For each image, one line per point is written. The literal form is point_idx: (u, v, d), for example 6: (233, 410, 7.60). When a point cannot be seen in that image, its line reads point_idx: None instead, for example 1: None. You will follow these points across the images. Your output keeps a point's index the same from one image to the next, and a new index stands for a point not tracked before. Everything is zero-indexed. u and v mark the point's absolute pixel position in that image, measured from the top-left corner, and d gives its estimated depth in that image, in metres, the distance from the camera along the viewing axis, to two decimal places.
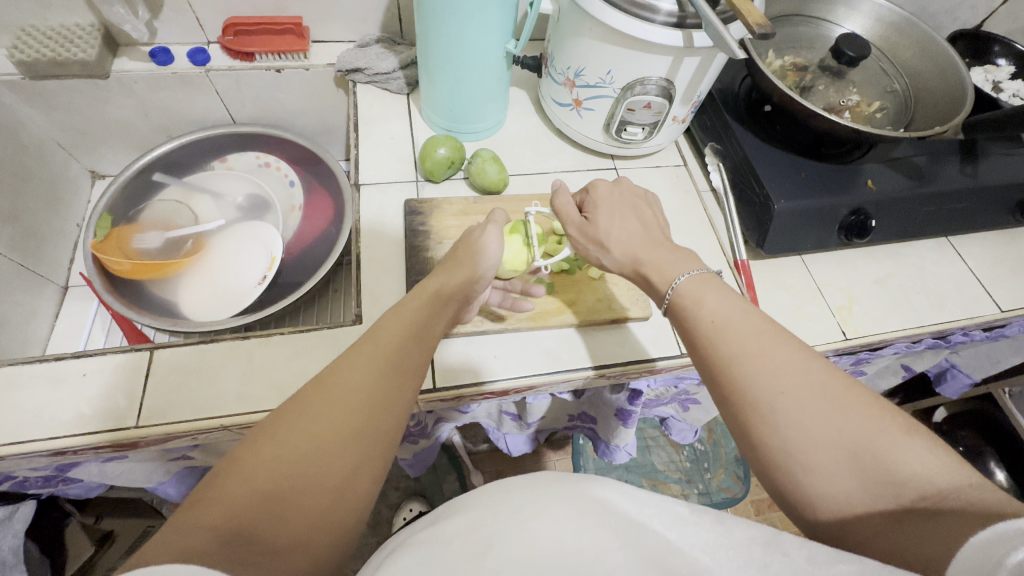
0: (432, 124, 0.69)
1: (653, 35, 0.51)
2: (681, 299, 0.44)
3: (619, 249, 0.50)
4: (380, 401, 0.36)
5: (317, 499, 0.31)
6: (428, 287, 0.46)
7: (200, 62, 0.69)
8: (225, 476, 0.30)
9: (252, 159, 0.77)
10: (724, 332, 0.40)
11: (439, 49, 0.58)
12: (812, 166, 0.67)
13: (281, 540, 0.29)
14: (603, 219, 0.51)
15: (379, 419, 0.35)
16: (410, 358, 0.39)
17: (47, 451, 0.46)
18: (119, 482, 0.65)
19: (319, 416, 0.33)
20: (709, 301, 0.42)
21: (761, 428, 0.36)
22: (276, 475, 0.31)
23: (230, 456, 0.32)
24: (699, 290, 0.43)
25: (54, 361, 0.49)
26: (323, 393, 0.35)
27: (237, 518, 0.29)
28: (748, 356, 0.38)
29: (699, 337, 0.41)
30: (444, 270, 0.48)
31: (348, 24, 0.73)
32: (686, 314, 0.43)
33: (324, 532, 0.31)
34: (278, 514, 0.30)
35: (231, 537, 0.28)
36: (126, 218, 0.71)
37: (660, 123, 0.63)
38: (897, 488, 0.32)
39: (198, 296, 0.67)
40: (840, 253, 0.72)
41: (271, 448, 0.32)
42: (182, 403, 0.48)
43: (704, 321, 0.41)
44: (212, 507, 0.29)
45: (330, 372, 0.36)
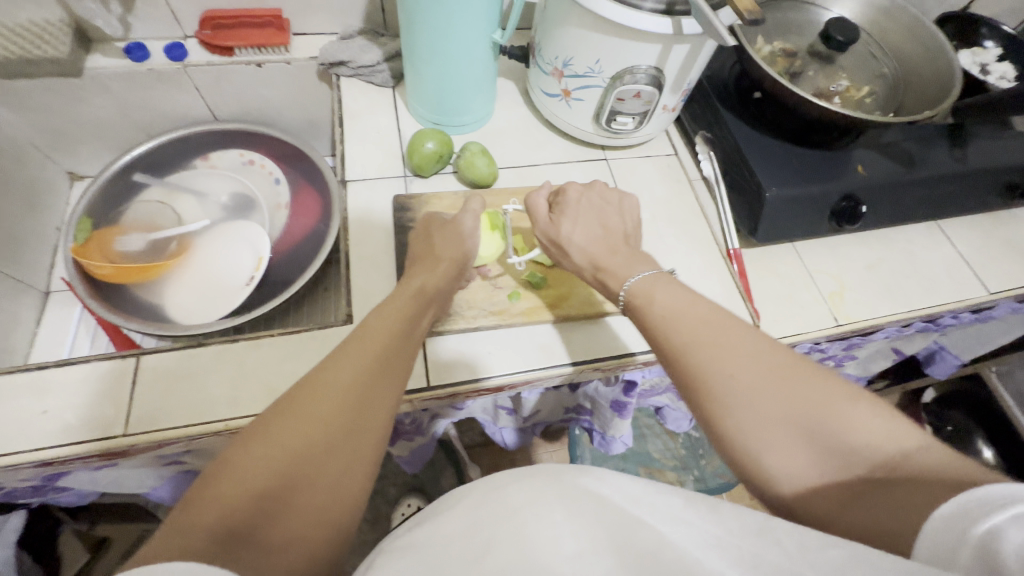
0: (420, 117, 0.67)
1: (641, 23, 0.50)
2: (636, 294, 0.45)
3: (580, 254, 0.51)
4: (368, 394, 0.35)
5: (314, 497, 0.31)
6: (415, 283, 0.47)
7: (177, 58, 0.67)
8: (215, 476, 0.30)
9: (235, 157, 0.75)
10: (674, 323, 0.41)
11: (423, 41, 0.57)
12: (803, 153, 0.66)
13: (282, 538, 0.29)
14: (564, 223, 0.52)
15: (370, 413, 0.35)
16: (397, 354, 0.39)
17: (33, 463, 0.45)
18: (111, 489, 0.64)
19: (308, 415, 0.33)
20: (661, 295, 0.44)
21: (715, 411, 0.38)
22: (268, 471, 0.30)
23: (223, 457, 0.31)
24: (648, 284, 0.45)
25: (37, 371, 0.48)
26: (307, 391, 0.34)
27: (232, 515, 0.28)
28: (697, 344, 0.39)
29: (651, 329, 0.43)
30: (427, 267, 0.49)
31: (331, 16, 0.71)
32: (639, 310, 0.44)
33: (323, 525, 0.31)
34: (276, 514, 0.29)
35: (227, 535, 0.27)
36: (107, 220, 0.69)
37: (650, 112, 0.62)
38: (850, 459, 0.33)
39: (184, 298, 0.66)
40: (832, 239, 0.72)
41: (260, 446, 0.31)
42: (171, 409, 0.47)
43: (654, 316, 0.43)
44: (207, 507, 0.28)
45: (319, 371, 0.36)
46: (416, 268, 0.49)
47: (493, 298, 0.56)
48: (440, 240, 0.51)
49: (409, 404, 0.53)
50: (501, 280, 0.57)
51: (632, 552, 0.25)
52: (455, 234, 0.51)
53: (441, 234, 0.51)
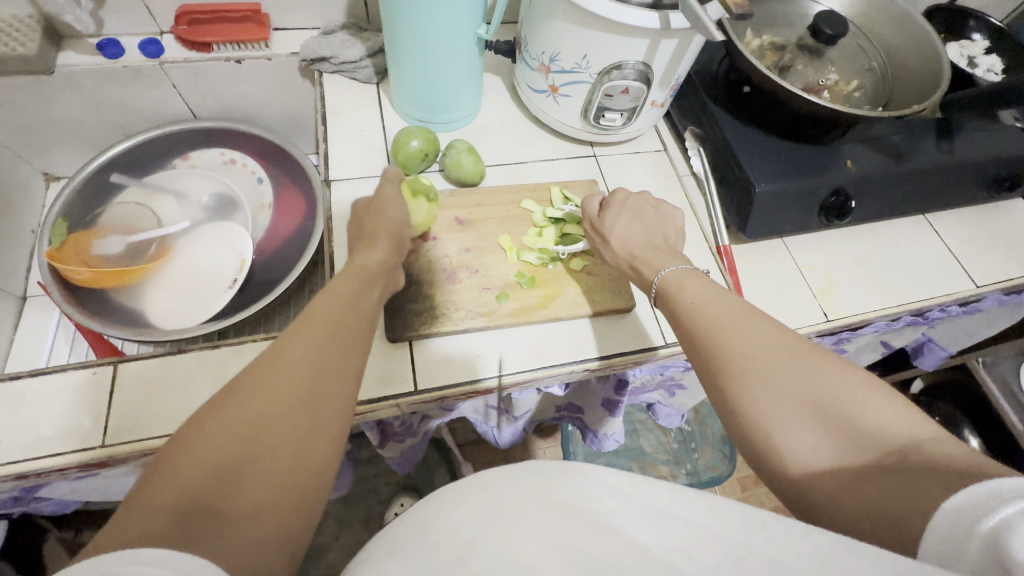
0: (405, 114, 0.66)
1: (628, 17, 0.49)
2: (668, 283, 0.46)
3: (619, 244, 0.52)
4: (327, 366, 0.35)
5: (277, 469, 0.30)
6: (355, 262, 0.45)
7: (152, 54, 0.65)
8: (169, 458, 0.29)
9: (216, 156, 0.73)
10: (702, 309, 0.42)
11: (406, 37, 0.55)
12: (792, 148, 0.66)
13: (247, 509, 0.28)
14: (612, 216, 0.54)
15: (330, 380, 0.34)
16: (349, 322, 0.39)
17: (10, 476, 0.44)
18: (94, 498, 0.63)
19: (262, 389, 0.32)
20: (691, 286, 0.44)
21: (732, 391, 0.37)
22: (229, 448, 0.30)
23: (177, 439, 0.30)
24: (681, 275, 0.46)
25: (10, 381, 0.47)
26: (264, 365, 0.33)
27: (190, 494, 0.28)
28: (723, 328, 0.40)
29: (680, 315, 0.43)
30: (366, 245, 0.47)
31: (312, 10, 0.69)
32: (669, 297, 0.45)
33: (290, 494, 0.30)
34: (237, 487, 0.29)
35: (188, 514, 0.27)
36: (84, 223, 0.67)
37: (639, 108, 0.61)
38: (861, 441, 0.33)
39: (165, 302, 0.64)
40: (821, 234, 0.72)
41: (216, 424, 0.30)
42: (151, 418, 0.46)
43: (683, 302, 0.43)
44: (164, 488, 0.28)
45: (271, 347, 0.35)
46: (358, 242, 0.48)
47: (481, 298, 0.54)
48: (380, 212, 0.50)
49: (397, 408, 0.52)
50: (490, 279, 0.56)
51: (617, 548, 0.24)
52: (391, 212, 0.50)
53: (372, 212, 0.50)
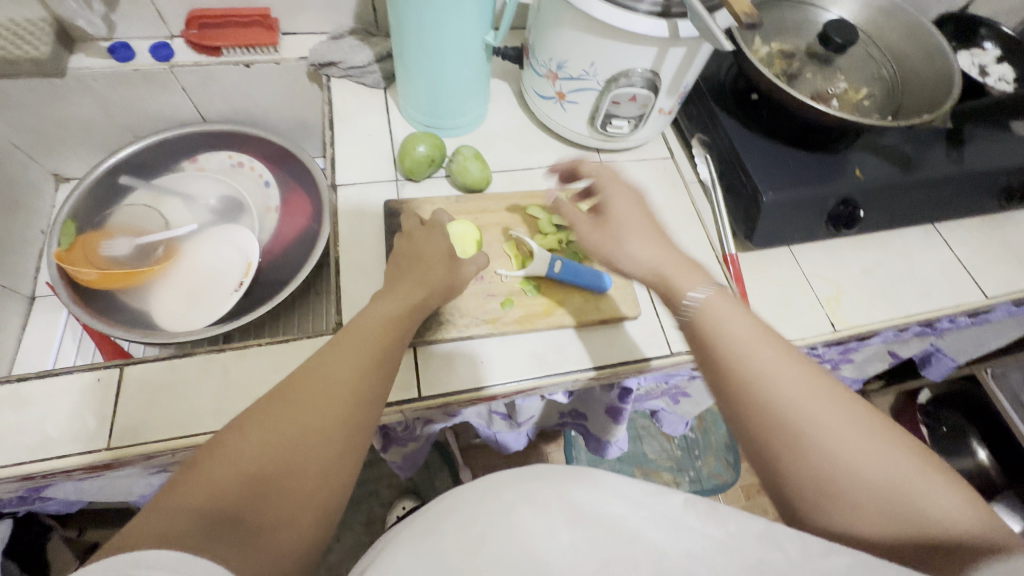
0: (412, 119, 0.66)
1: (637, 26, 0.49)
2: (708, 320, 0.39)
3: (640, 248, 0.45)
4: (362, 391, 0.36)
5: (304, 485, 0.31)
6: (402, 281, 0.46)
7: (163, 58, 0.66)
8: (207, 460, 0.30)
9: (224, 158, 0.74)
10: (747, 352, 0.36)
11: (415, 44, 0.55)
12: (801, 157, 0.65)
13: (272, 522, 0.29)
14: (612, 208, 0.49)
15: (365, 404, 0.36)
16: (388, 348, 0.40)
17: (15, 477, 0.44)
18: (98, 498, 0.63)
19: (303, 406, 0.33)
20: (731, 320, 0.38)
21: (783, 448, 0.34)
22: (260, 456, 0.31)
23: (216, 441, 0.32)
24: (725, 309, 0.39)
25: (17, 383, 0.47)
26: (303, 383, 0.35)
27: (222, 499, 0.28)
28: (774, 377, 0.35)
29: (718, 352, 0.38)
30: (416, 263, 0.48)
31: (321, 15, 0.69)
32: (711, 334, 0.39)
33: (311, 512, 0.31)
34: (265, 498, 0.30)
35: (216, 518, 0.28)
36: (92, 225, 0.67)
37: (646, 115, 0.61)
38: (921, 527, 0.30)
39: (171, 304, 0.64)
40: (829, 243, 0.72)
41: (257, 429, 0.32)
42: (156, 422, 0.46)
43: (727, 347, 0.37)
44: (196, 490, 0.29)
45: (313, 362, 0.36)
46: (405, 281, 0.46)
47: (485, 305, 0.54)
48: (420, 243, 0.50)
49: (400, 414, 0.52)
50: (495, 286, 0.55)
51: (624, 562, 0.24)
52: (449, 264, 0.48)
53: (435, 250, 0.49)
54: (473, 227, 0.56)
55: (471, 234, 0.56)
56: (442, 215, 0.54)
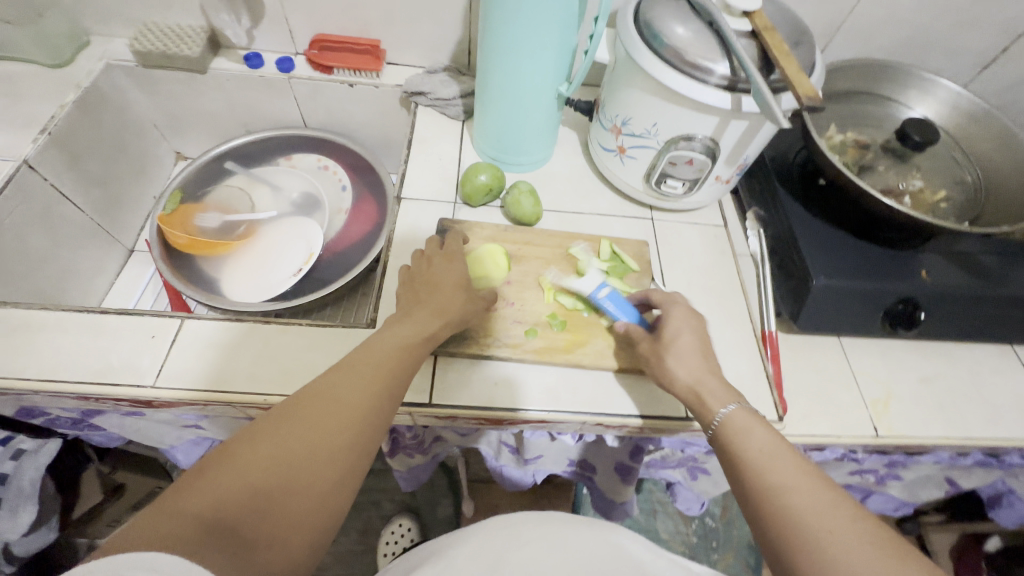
0: (481, 151, 0.71)
1: (702, 95, 0.51)
2: (731, 429, 0.42)
3: (688, 379, 0.47)
4: (366, 418, 0.39)
5: (303, 502, 0.34)
6: (429, 307, 0.49)
7: (284, 70, 0.76)
8: (217, 467, 0.33)
9: (313, 160, 0.83)
10: (770, 462, 0.38)
11: (495, 85, 0.61)
12: (861, 248, 0.64)
13: (265, 536, 0.32)
14: (670, 332, 0.51)
15: (369, 428, 0.39)
16: (398, 376, 0.43)
17: (75, 394, 0.50)
18: (136, 438, 0.69)
19: (314, 423, 0.37)
20: (760, 433, 0.41)
21: (784, 500, 0.36)
22: (266, 470, 0.34)
23: (227, 448, 0.34)
24: (747, 418, 0.42)
25: (97, 314, 0.54)
26: (315, 401, 0.38)
27: (223, 508, 0.31)
28: (773, 467, 0.38)
29: (747, 464, 0.39)
30: (439, 289, 0.51)
31: (422, 52, 0.78)
32: (734, 440, 0.42)
33: (303, 530, 0.34)
34: (262, 514, 0.32)
35: (215, 527, 0.30)
36: (194, 198, 0.77)
37: (701, 180, 0.62)
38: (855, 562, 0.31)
39: (236, 278, 0.71)
40: (884, 343, 0.68)
41: (268, 442, 0.35)
42: (198, 372, 0.52)
43: (751, 449, 0.40)
44: (202, 495, 0.31)
45: (328, 381, 0.40)
46: (423, 309, 0.49)
47: (511, 330, 0.56)
48: (440, 269, 0.54)
49: (409, 416, 0.54)
50: (523, 314, 0.57)
51: None
52: (463, 289, 0.52)
53: (454, 281, 0.52)
54: (501, 248, 0.61)
55: (498, 251, 0.61)
56: (462, 241, 0.59)
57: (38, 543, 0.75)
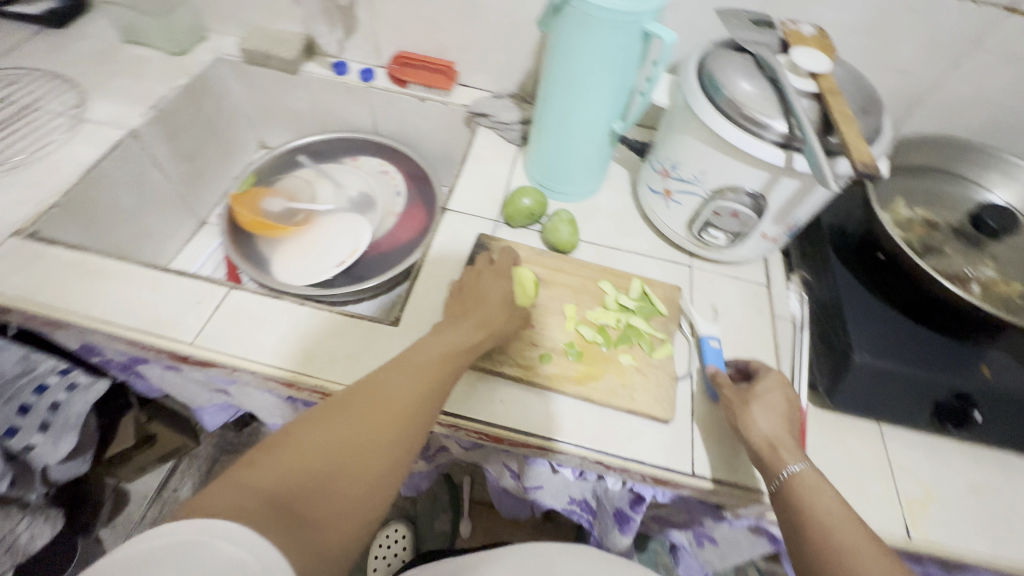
0: (530, 176, 0.74)
1: (754, 149, 0.51)
2: (797, 486, 0.44)
3: (770, 433, 0.48)
4: (413, 418, 0.41)
5: (355, 491, 0.36)
6: (474, 318, 0.51)
7: (365, 79, 0.83)
8: (281, 448, 0.36)
9: (376, 164, 0.89)
10: (835, 527, 0.41)
11: (552, 115, 0.63)
12: (915, 332, 0.59)
13: (322, 519, 0.34)
14: (760, 388, 0.52)
15: (416, 424, 0.41)
16: (445, 379, 0.45)
17: (126, 339, 0.55)
18: (172, 393, 0.75)
19: (366, 416, 0.40)
20: (825, 496, 0.43)
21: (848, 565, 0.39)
22: (323, 456, 0.37)
23: (290, 431, 0.38)
24: (816, 480, 0.44)
25: (159, 271, 0.60)
26: (368, 396, 0.41)
27: (286, 487, 0.34)
28: (841, 534, 0.40)
29: (813, 523, 0.42)
30: (481, 301, 0.53)
31: (492, 77, 0.82)
32: (800, 497, 0.44)
33: (354, 517, 0.36)
34: (320, 498, 0.35)
35: (279, 504, 0.33)
36: (266, 183, 0.85)
37: (746, 234, 0.61)
38: None
39: (286, 260, 0.76)
40: (932, 440, 0.62)
41: (327, 430, 0.38)
42: (232, 339, 0.56)
43: (818, 510, 0.42)
44: (269, 474, 0.34)
45: (381, 377, 0.43)
46: (467, 319, 0.51)
47: (525, 352, 0.56)
48: (487, 283, 0.55)
49: None
50: (541, 338, 0.57)
51: None
52: (507, 306, 0.53)
53: (501, 297, 0.53)
54: (530, 273, 0.61)
55: (527, 278, 0.60)
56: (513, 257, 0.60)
57: (65, 477, 0.78)
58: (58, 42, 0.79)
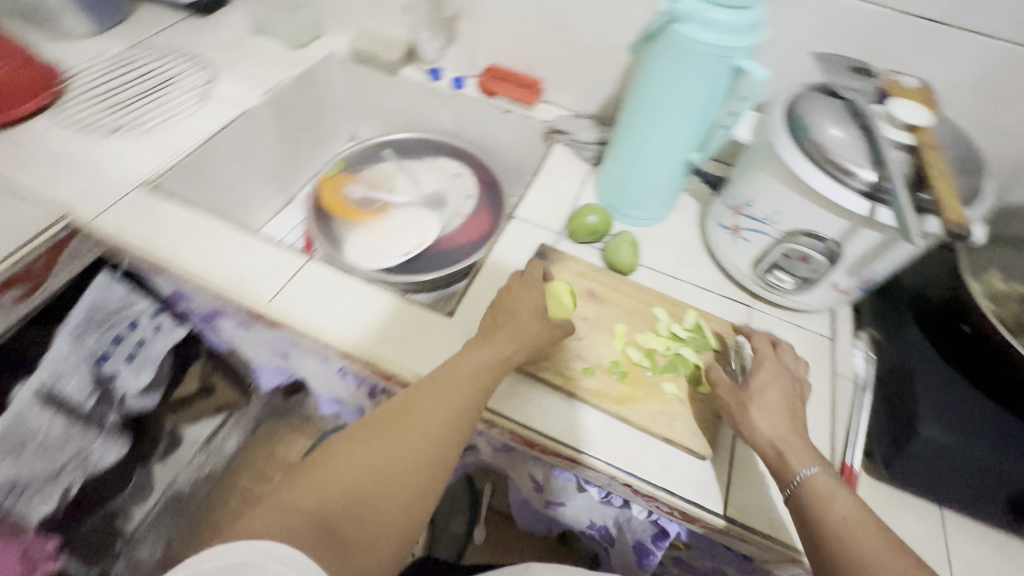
0: (598, 195, 0.75)
1: (836, 195, 0.50)
2: (812, 492, 0.44)
3: (769, 435, 0.48)
4: (444, 439, 0.45)
5: (389, 512, 0.41)
6: (506, 333, 0.52)
7: (456, 86, 0.88)
8: (324, 469, 0.41)
9: (453, 166, 0.93)
10: (853, 534, 0.41)
11: (629, 140, 0.65)
12: (997, 415, 0.54)
13: (360, 538, 0.39)
14: (755, 385, 0.52)
15: (447, 446, 0.45)
16: (477, 399, 0.47)
17: (214, 290, 0.62)
18: (238, 349, 0.82)
19: (400, 439, 0.43)
20: (841, 501, 0.43)
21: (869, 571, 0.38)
22: (361, 479, 0.41)
23: (331, 452, 0.42)
24: (828, 483, 0.44)
25: (250, 235, 0.66)
26: (402, 418, 0.44)
27: (327, 509, 0.39)
28: (857, 540, 0.40)
29: (829, 530, 0.42)
30: (514, 316, 0.54)
31: (575, 98, 0.85)
32: (815, 504, 0.43)
33: (388, 536, 0.40)
34: (358, 519, 0.39)
35: (321, 525, 0.38)
36: (351, 171, 0.91)
37: (814, 281, 0.59)
38: None
39: (358, 243, 0.82)
40: (1001, 536, 0.56)
41: (364, 452, 0.42)
42: (302, 306, 0.61)
43: (835, 517, 0.42)
44: (313, 495, 0.39)
45: (416, 398, 0.46)
46: (500, 333, 0.52)
47: (570, 363, 0.57)
48: (519, 296, 0.56)
49: None
50: (587, 352, 0.58)
51: None
52: (542, 319, 0.54)
53: (530, 308, 0.54)
54: (563, 282, 0.60)
55: (562, 288, 0.59)
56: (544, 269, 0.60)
57: (137, 409, 0.88)
58: (200, 28, 0.90)
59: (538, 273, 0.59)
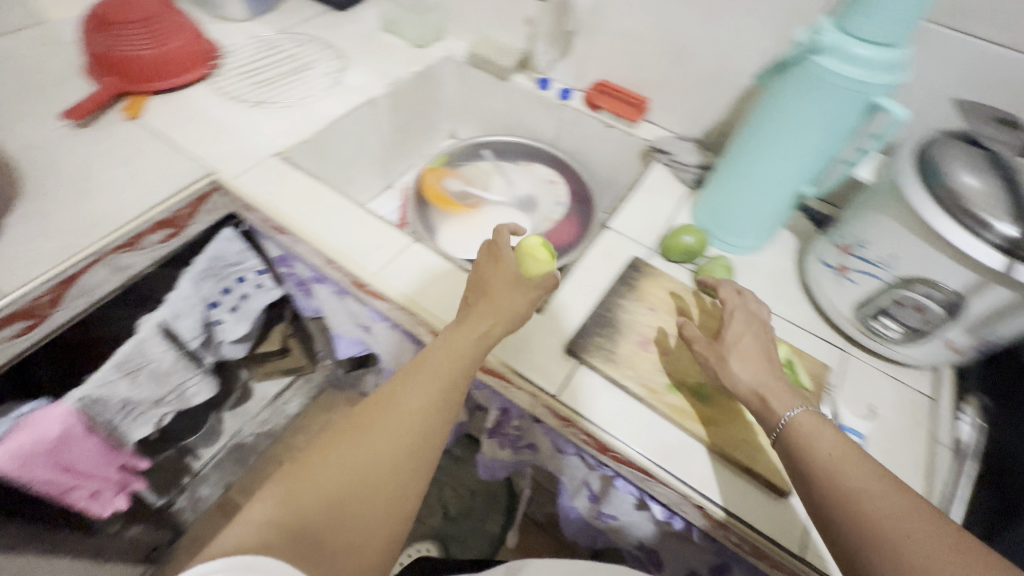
0: (694, 218, 0.75)
1: (969, 246, 0.47)
2: (797, 432, 0.44)
3: (752, 384, 0.48)
4: (423, 429, 0.47)
5: (373, 511, 0.43)
6: (479, 313, 0.52)
7: (563, 97, 0.91)
8: (302, 479, 0.42)
9: (546, 174, 0.96)
10: (840, 469, 0.40)
11: (738, 166, 0.65)
12: None
13: (347, 542, 0.41)
14: (731, 336, 0.52)
15: (428, 438, 0.47)
16: (454, 386, 0.49)
17: (326, 256, 0.67)
18: (327, 315, 0.88)
19: (378, 439, 0.45)
20: (826, 436, 0.43)
21: (861, 504, 0.38)
22: (340, 483, 0.43)
23: (307, 460, 0.44)
24: (813, 421, 0.44)
25: (363, 210, 0.71)
26: (378, 416, 0.46)
27: (309, 516, 0.41)
28: (842, 473, 0.40)
29: (818, 469, 0.41)
30: (484, 296, 0.54)
31: (680, 121, 0.85)
32: (800, 445, 0.43)
33: (377, 536, 0.43)
34: (342, 523, 0.42)
35: (301, 533, 0.40)
36: (452, 165, 0.96)
37: (925, 334, 0.56)
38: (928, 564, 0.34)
39: (451, 232, 0.86)
40: None
41: (342, 458, 0.44)
42: (403, 281, 0.65)
43: (821, 455, 0.42)
44: (292, 504, 0.41)
45: (391, 393, 0.48)
46: (472, 314, 0.52)
47: (653, 376, 0.57)
48: (487, 274, 0.55)
49: (530, 399, 0.59)
50: (672, 368, 0.58)
51: None
52: (516, 290, 0.54)
53: (503, 282, 0.54)
54: (535, 237, 0.60)
55: (534, 244, 0.59)
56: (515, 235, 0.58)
57: (230, 355, 0.95)
58: (337, 21, 0.99)
59: (506, 238, 0.57)
